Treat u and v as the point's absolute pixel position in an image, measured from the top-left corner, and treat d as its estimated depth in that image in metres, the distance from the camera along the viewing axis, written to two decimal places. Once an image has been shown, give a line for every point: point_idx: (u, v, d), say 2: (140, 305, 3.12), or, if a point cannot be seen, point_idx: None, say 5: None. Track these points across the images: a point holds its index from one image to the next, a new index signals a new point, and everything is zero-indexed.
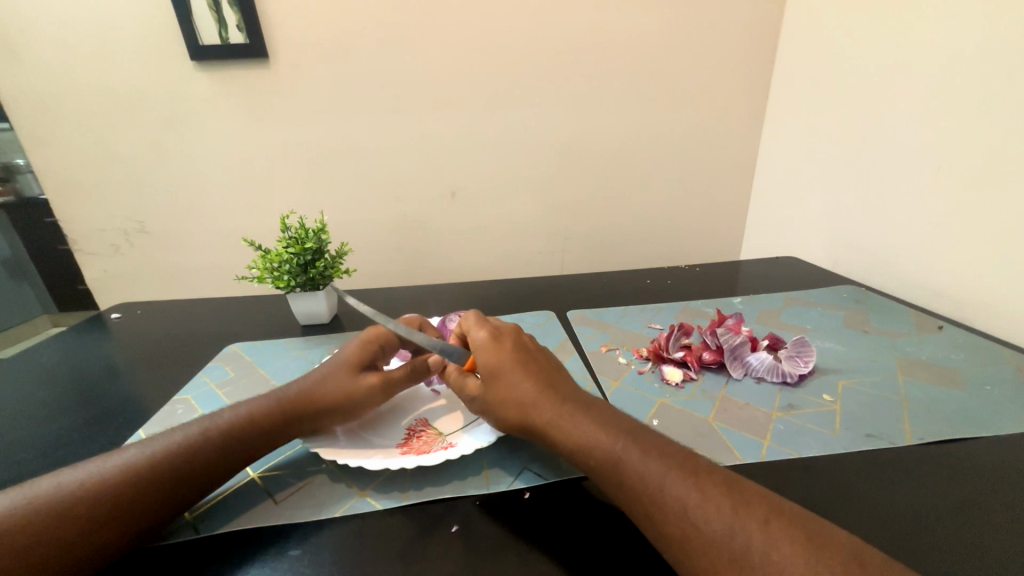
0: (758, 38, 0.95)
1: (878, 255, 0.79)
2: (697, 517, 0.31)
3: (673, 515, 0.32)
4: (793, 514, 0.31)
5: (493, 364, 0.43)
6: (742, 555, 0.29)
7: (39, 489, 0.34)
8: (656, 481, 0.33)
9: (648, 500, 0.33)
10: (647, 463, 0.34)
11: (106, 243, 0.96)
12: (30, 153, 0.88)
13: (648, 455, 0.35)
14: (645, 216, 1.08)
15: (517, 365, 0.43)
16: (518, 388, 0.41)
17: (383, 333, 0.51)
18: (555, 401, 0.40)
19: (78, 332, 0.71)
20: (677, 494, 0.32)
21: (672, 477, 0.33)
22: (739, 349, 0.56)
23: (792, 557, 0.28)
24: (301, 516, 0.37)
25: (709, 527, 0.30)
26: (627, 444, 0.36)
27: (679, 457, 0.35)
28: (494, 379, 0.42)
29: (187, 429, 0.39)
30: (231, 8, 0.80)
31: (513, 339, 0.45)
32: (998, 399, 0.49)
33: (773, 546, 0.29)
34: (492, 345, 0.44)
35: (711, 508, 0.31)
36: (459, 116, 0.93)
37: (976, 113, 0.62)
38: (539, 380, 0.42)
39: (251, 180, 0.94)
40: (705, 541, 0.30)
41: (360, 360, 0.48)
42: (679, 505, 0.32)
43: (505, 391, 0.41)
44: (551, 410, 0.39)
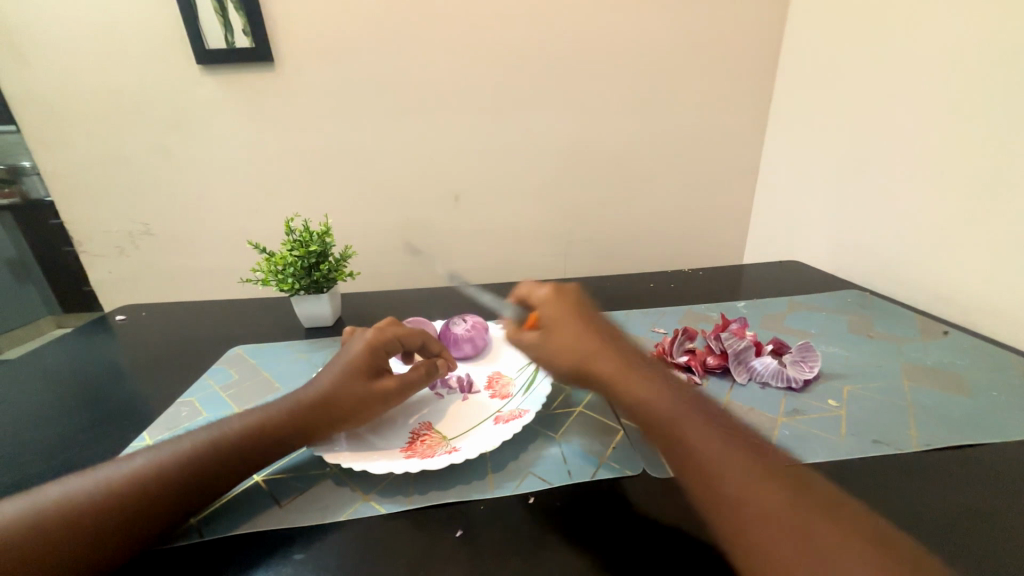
0: (760, 44, 0.96)
1: (883, 261, 0.78)
2: (760, 491, 0.31)
3: (725, 488, 0.31)
4: (855, 508, 0.30)
5: (550, 314, 0.45)
6: (788, 539, 0.29)
7: (46, 497, 0.34)
8: (711, 451, 0.33)
9: (700, 468, 0.33)
10: (709, 432, 0.34)
11: (111, 245, 0.97)
12: (36, 156, 0.89)
13: (711, 427, 0.35)
14: (648, 220, 1.08)
15: (578, 317, 0.44)
16: (576, 334, 0.43)
17: (387, 335, 0.49)
18: (613, 350, 0.41)
19: (83, 334, 0.71)
20: (743, 469, 0.32)
21: (732, 450, 0.33)
22: (743, 353, 0.55)
23: (857, 545, 0.28)
24: (305, 520, 0.37)
25: (759, 505, 0.30)
26: (686, 411, 0.36)
27: (741, 435, 0.35)
28: (550, 326, 0.44)
29: (195, 437, 0.39)
30: (236, 12, 0.80)
31: (578, 301, 0.46)
32: (1005, 405, 0.49)
33: (838, 533, 0.28)
34: (557, 304, 0.45)
35: (765, 489, 0.31)
36: (463, 119, 0.93)
37: (977, 118, 0.62)
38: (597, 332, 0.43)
39: (255, 182, 0.94)
40: (765, 515, 0.30)
41: (370, 362, 0.46)
42: (732, 480, 0.32)
43: (558, 336, 0.43)
44: (609, 355, 0.41)
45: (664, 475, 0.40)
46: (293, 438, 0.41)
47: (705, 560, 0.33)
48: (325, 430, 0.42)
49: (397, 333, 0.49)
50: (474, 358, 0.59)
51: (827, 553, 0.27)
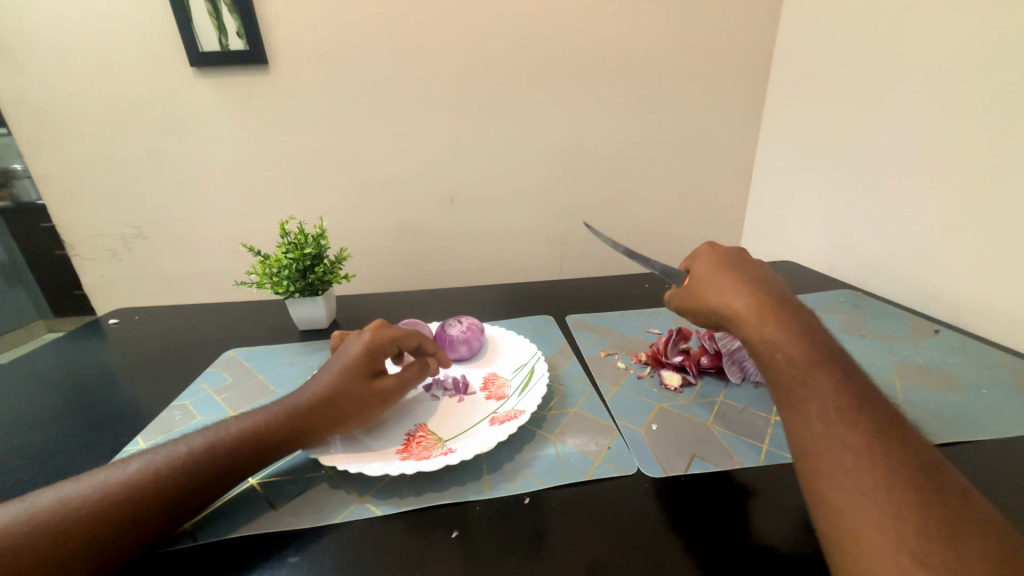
0: (753, 47, 0.97)
1: (875, 261, 0.79)
2: (840, 449, 0.30)
3: (830, 442, 0.30)
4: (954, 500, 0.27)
5: (703, 259, 0.46)
6: (866, 491, 0.28)
7: (38, 504, 0.34)
8: (830, 408, 0.31)
9: (809, 420, 0.32)
10: (829, 392, 0.32)
11: (104, 248, 0.96)
12: (28, 159, 0.88)
13: (835, 386, 0.32)
14: (643, 222, 1.09)
15: (735, 265, 0.44)
16: (712, 275, 0.43)
17: (384, 336, 0.48)
18: (757, 291, 0.39)
19: (75, 338, 0.71)
20: (835, 427, 0.31)
21: (851, 414, 0.31)
22: (737, 353, 0.54)
23: (926, 524, 0.26)
24: (300, 523, 0.37)
25: (860, 463, 0.29)
26: (817, 366, 0.33)
27: (875, 406, 0.31)
28: (695, 271, 0.45)
29: (192, 440, 0.38)
30: (231, 15, 0.80)
31: (723, 260, 0.44)
32: (994, 402, 0.49)
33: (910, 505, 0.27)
34: (720, 266, 0.44)
35: (877, 456, 0.29)
36: (459, 121, 0.94)
37: (966, 120, 0.63)
38: (745, 277, 0.42)
39: (250, 184, 0.94)
40: (835, 471, 0.29)
41: (368, 364, 0.46)
42: (843, 439, 0.30)
43: (697, 278, 0.44)
44: (736, 295, 0.40)
45: (659, 474, 0.41)
46: (291, 442, 0.41)
47: (697, 556, 0.33)
48: (323, 435, 0.42)
49: (392, 335, 0.49)
50: (470, 360, 0.59)
51: (887, 517, 0.27)
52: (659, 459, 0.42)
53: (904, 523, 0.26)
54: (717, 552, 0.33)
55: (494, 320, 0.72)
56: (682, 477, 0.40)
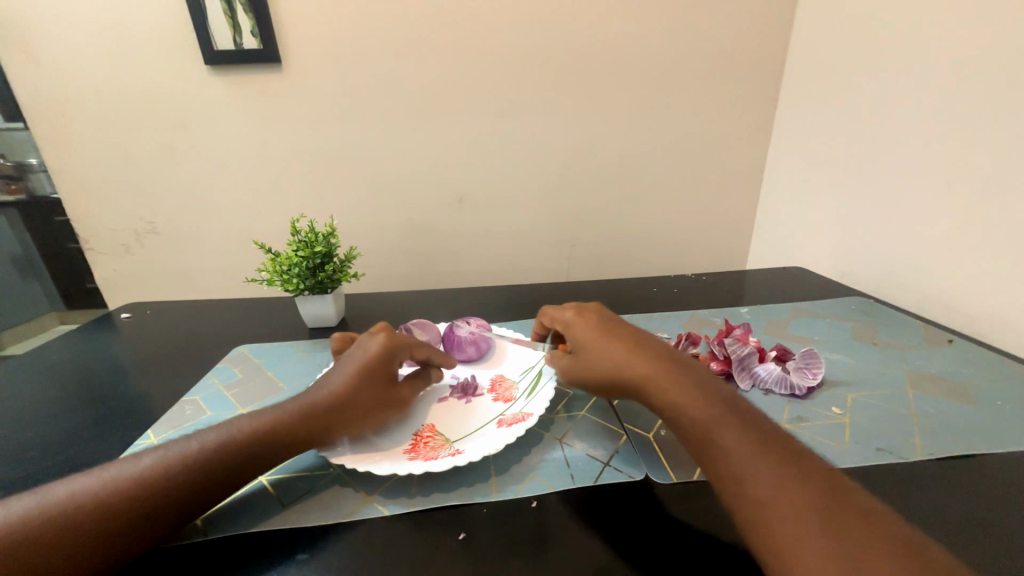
0: (766, 50, 0.96)
1: (886, 268, 0.78)
2: (780, 495, 0.31)
3: (759, 487, 0.32)
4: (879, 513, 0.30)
5: (576, 321, 0.48)
6: (821, 531, 0.29)
7: (53, 496, 0.34)
8: (744, 454, 0.34)
9: (727, 469, 0.34)
10: (738, 437, 0.35)
11: (117, 242, 0.97)
12: (44, 153, 0.89)
13: (741, 429, 0.35)
14: (651, 224, 1.08)
15: (612, 322, 0.47)
16: (595, 336, 0.45)
17: (400, 344, 0.48)
18: (644, 350, 0.42)
19: (87, 331, 0.72)
20: (767, 472, 0.32)
21: (762, 450, 0.34)
22: (746, 359, 0.55)
23: (881, 548, 0.28)
24: (310, 521, 0.37)
25: (801, 504, 0.31)
26: (720, 413, 0.36)
27: (779, 440, 0.35)
28: (575, 333, 0.47)
29: (202, 437, 0.39)
30: (245, 13, 0.81)
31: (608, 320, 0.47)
32: (1010, 415, 0.48)
33: (860, 535, 0.29)
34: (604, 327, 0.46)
35: (795, 489, 0.31)
36: (469, 121, 0.94)
37: (982, 127, 0.62)
38: (628, 335, 0.45)
39: (260, 182, 0.94)
40: (788, 519, 0.30)
41: (385, 372, 0.46)
42: (766, 480, 0.32)
43: (580, 341, 0.46)
44: (627, 355, 0.42)
45: (666, 480, 0.40)
46: (305, 439, 0.41)
47: (708, 562, 0.33)
48: (331, 439, 0.42)
49: (406, 341, 0.49)
50: (477, 361, 0.59)
51: (849, 550, 0.28)
52: (667, 464, 0.42)
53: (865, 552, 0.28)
54: (727, 560, 0.33)
55: (502, 320, 0.72)
56: (690, 483, 0.40)
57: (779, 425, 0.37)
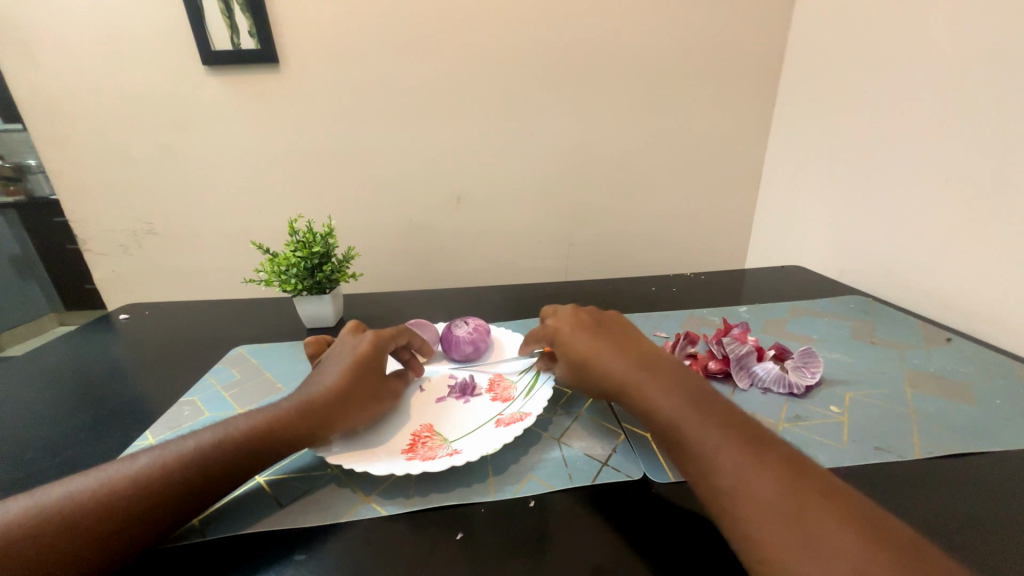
0: (764, 49, 0.96)
1: (885, 267, 0.78)
2: (748, 484, 0.32)
3: (727, 477, 0.33)
4: (845, 499, 0.31)
5: (560, 326, 0.51)
6: (787, 519, 0.30)
7: (49, 497, 0.34)
8: (711, 446, 0.35)
9: (696, 462, 0.35)
10: (708, 430, 0.36)
11: (116, 243, 0.97)
12: (42, 154, 0.89)
13: (710, 422, 0.36)
14: (650, 224, 1.08)
15: (594, 324, 0.50)
16: (581, 338, 0.48)
17: (384, 340, 0.50)
18: (625, 353, 0.45)
19: (85, 332, 0.71)
20: (735, 462, 0.33)
21: (730, 440, 0.35)
22: (745, 358, 0.55)
23: (844, 533, 0.29)
24: (307, 521, 0.37)
25: (768, 492, 0.31)
26: (690, 409, 0.38)
27: (748, 432, 0.36)
28: (562, 337, 0.50)
29: (199, 437, 0.39)
30: (243, 13, 0.81)
31: (591, 326, 0.49)
32: (1008, 414, 0.48)
33: (825, 520, 0.29)
34: (588, 333, 0.48)
35: (762, 478, 0.32)
36: (467, 121, 0.94)
37: (981, 125, 0.62)
38: (609, 338, 0.48)
39: (259, 182, 0.94)
40: (755, 507, 0.31)
41: (375, 365, 0.48)
42: (731, 470, 0.33)
43: (568, 343, 0.49)
44: (610, 355, 0.45)
45: (665, 478, 0.40)
46: (303, 435, 0.41)
47: (707, 561, 0.33)
48: (328, 432, 0.42)
49: (388, 337, 0.51)
50: (475, 361, 0.59)
51: (814, 536, 0.29)
52: (665, 463, 0.42)
53: (830, 537, 0.29)
54: (725, 559, 0.33)
55: (500, 320, 0.72)
56: (688, 482, 0.40)
57: (752, 418, 0.38)
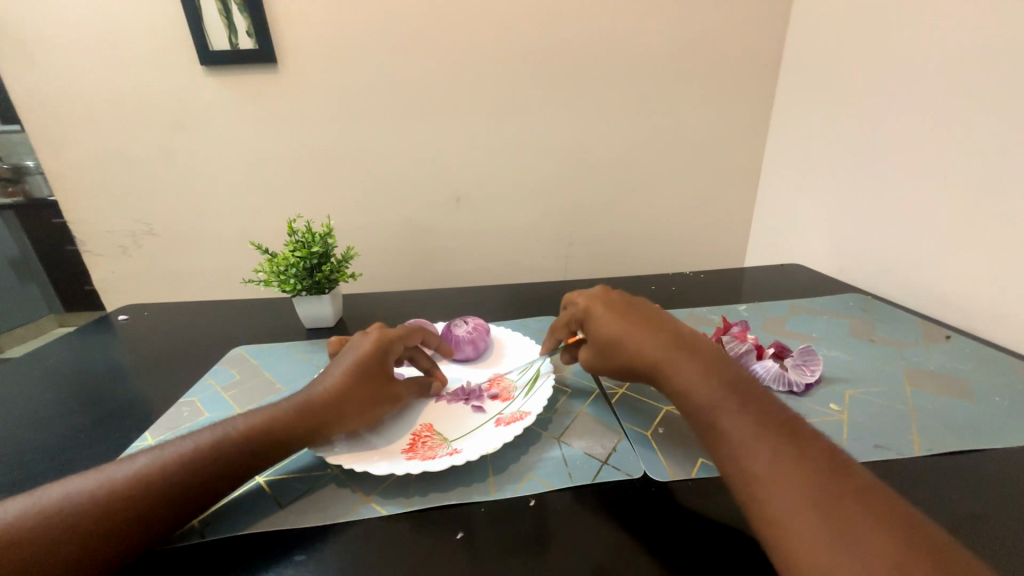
0: (762, 47, 0.96)
1: (884, 265, 0.78)
2: (781, 474, 0.32)
3: (757, 465, 0.33)
4: (882, 494, 0.30)
5: (591, 307, 0.50)
6: (819, 509, 0.30)
7: (48, 497, 0.34)
8: (745, 435, 0.35)
9: (729, 449, 0.35)
10: (742, 419, 0.36)
11: (114, 244, 0.97)
12: (39, 155, 0.89)
13: (745, 411, 0.36)
14: (649, 222, 1.08)
15: (626, 305, 0.49)
16: (612, 319, 0.48)
17: (393, 340, 0.50)
18: (661, 336, 0.44)
19: (84, 333, 0.71)
20: (768, 452, 0.33)
21: (765, 431, 0.35)
22: (744, 357, 0.56)
23: (876, 526, 0.28)
24: (307, 521, 0.37)
25: (799, 482, 0.31)
26: (725, 396, 0.38)
27: (783, 422, 0.36)
28: (592, 318, 0.50)
29: (199, 437, 0.39)
30: (241, 14, 0.81)
31: (625, 307, 0.49)
32: (1008, 411, 0.48)
33: (858, 513, 0.29)
34: (621, 315, 0.48)
35: (795, 468, 0.32)
36: (465, 121, 0.94)
37: (979, 122, 0.62)
38: (641, 318, 0.47)
39: (257, 182, 0.94)
40: (785, 496, 0.31)
41: (379, 367, 0.48)
42: (765, 460, 0.33)
43: (598, 324, 0.48)
44: (643, 337, 0.45)
45: (664, 478, 0.40)
46: (300, 436, 0.41)
47: (706, 559, 0.33)
48: (326, 433, 0.42)
49: (398, 337, 0.51)
50: (475, 361, 0.59)
51: (845, 527, 0.29)
52: (665, 461, 0.42)
53: (861, 530, 0.28)
54: (724, 557, 0.33)
55: (500, 320, 0.72)
56: (688, 481, 0.40)
57: (788, 408, 0.37)
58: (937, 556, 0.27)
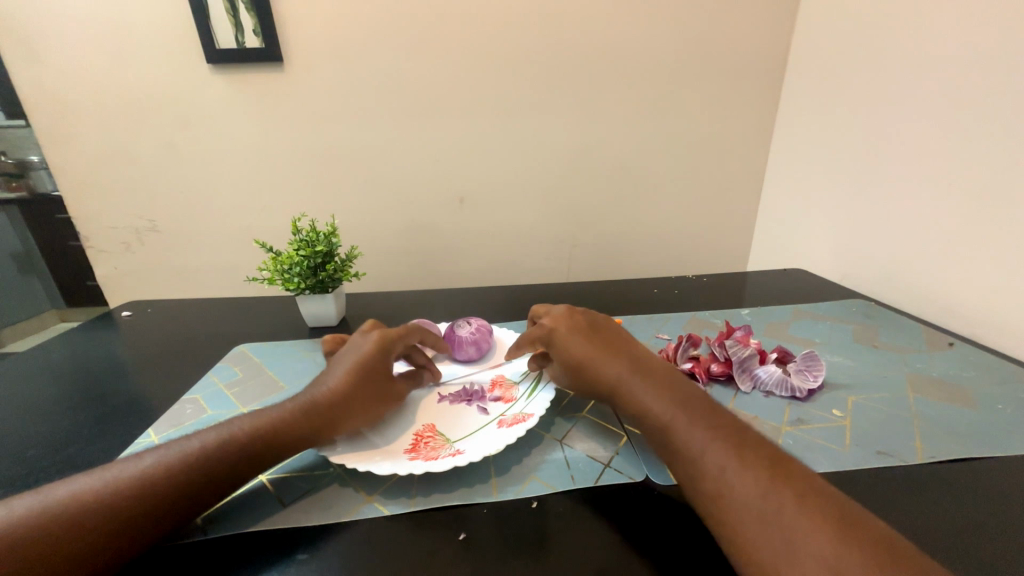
0: (768, 51, 0.96)
1: (888, 272, 0.78)
2: (731, 480, 0.33)
3: (709, 479, 0.34)
4: (832, 500, 0.31)
5: (556, 329, 0.52)
6: (767, 513, 0.31)
7: (53, 496, 0.34)
8: (697, 444, 0.36)
9: (682, 459, 0.36)
10: (692, 432, 0.37)
11: (118, 240, 0.97)
12: (45, 151, 0.89)
13: (694, 425, 0.37)
14: (652, 225, 1.08)
15: (589, 327, 0.52)
16: (576, 343, 0.50)
17: (391, 339, 0.51)
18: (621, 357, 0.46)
19: (87, 329, 0.71)
20: (718, 460, 0.35)
21: (715, 439, 0.36)
22: (747, 362, 0.55)
23: (821, 530, 0.29)
24: (310, 520, 0.37)
25: (748, 488, 0.32)
26: (676, 410, 0.39)
27: (733, 432, 0.36)
28: (557, 341, 0.51)
29: (202, 436, 0.39)
30: (248, 12, 0.81)
31: (589, 330, 0.51)
32: (1011, 419, 0.48)
33: (804, 517, 0.30)
34: (585, 338, 0.50)
35: (742, 473, 0.33)
36: (471, 121, 0.94)
37: (985, 130, 0.62)
38: (604, 341, 0.50)
39: (261, 180, 0.94)
40: (735, 502, 0.32)
41: (379, 365, 0.48)
42: (714, 467, 0.34)
43: (563, 348, 0.50)
44: (605, 358, 0.47)
45: (667, 481, 0.40)
46: (303, 435, 0.41)
47: (709, 564, 0.33)
48: (332, 433, 0.42)
49: (397, 336, 0.51)
50: (477, 362, 0.59)
51: (791, 531, 0.30)
52: None
53: (806, 533, 0.29)
54: (728, 562, 0.33)
55: (502, 321, 0.72)
56: None
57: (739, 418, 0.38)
58: (881, 555, 0.28)
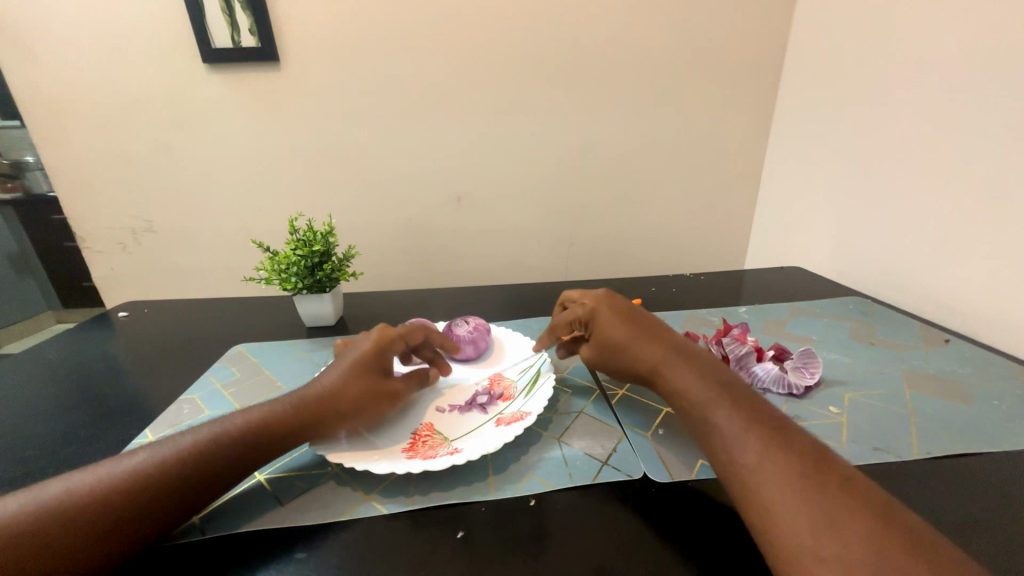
0: (764, 49, 0.96)
1: (884, 269, 0.78)
2: (770, 462, 0.33)
3: (748, 458, 0.34)
4: (870, 488, 0.32)
5: (597, 308, 0.51)
6: (804, 495, 0.31)
7: (48, 493, 0.34)
8: (736, 427, 0.36)
9: (721, 440, 0.37)
10: (732, 418, 0.37)
11: (114, 241, 0.97)
12: (40, 152, 0.89)
13: (735, 411, 0.37)
14: (650, 224, 1.08)
15: (629, 310, 0.51)
16: (616, 325, 0.49)
17: (392, 335, 0.50)
18: (663, 342, 0.46)
19: (84, 330, 0.71)
20: (757, 443, 0.35)
21: (755, 424, 0.36)
22: (744, 359, 0.55)
23: (858, 515, 0.30)
24: (308, 519, 0.37)
25: (786, 470, 0.33)
26: (717, 394, 0.39)
27: (774, 422, 0.37)
28: (596, 322, 0.51)
29: (197, 433, 0.39)
30: (243, 11, 0.81)
31: (629, 312, 0.50)
32: (1007, 415, 0.49)
33: (842, 501, 0.30)
34: (623, 320, 0.49)
35: (781, 457, 0.34)
36: (468, 121, 0.94)
37: (980, 127, 0.62)
38: (645, 324, 0.49)
39: (258, 180, 0.94)
40: (772, 482, 0.33)
41: (377, 364, 0.47)
42: (753, 449, 0.35)
43: (603, 329, 0.50)
44: (644, 342, 0.47)
45: (664, 478, 0.40)
46: (300, 428, 0.41)
47: (705, 560, 0.33)
48: (331, 426, 0.43)
49: (399, 334, 0.50)
50: (475, 360, 0.59)
51: (828, 513, 0.30)
52: (665, 462, 0.42)
53: (843, 516, 0.30)
54: (725, 558, 0.33)
55: (500, 320, 0.72)
56: (688, 482, 0.40)
57: (776, 408, 0.39)
58: (917, 542, 0.28)
